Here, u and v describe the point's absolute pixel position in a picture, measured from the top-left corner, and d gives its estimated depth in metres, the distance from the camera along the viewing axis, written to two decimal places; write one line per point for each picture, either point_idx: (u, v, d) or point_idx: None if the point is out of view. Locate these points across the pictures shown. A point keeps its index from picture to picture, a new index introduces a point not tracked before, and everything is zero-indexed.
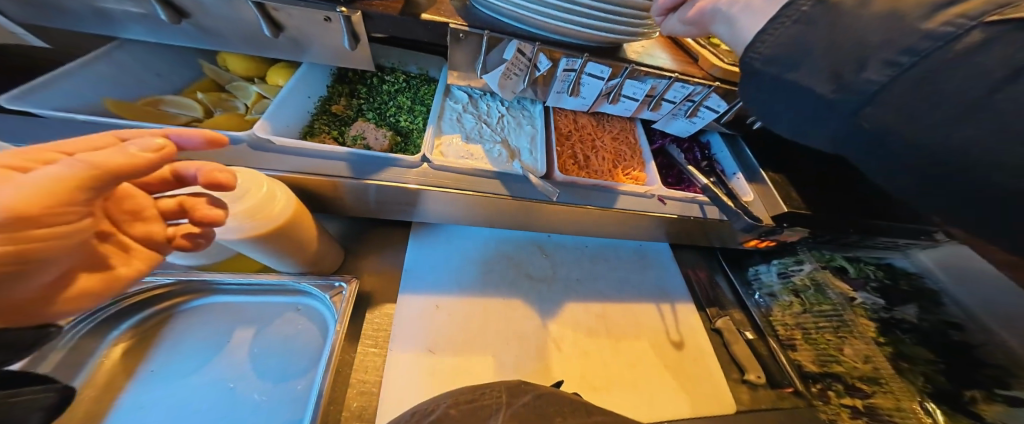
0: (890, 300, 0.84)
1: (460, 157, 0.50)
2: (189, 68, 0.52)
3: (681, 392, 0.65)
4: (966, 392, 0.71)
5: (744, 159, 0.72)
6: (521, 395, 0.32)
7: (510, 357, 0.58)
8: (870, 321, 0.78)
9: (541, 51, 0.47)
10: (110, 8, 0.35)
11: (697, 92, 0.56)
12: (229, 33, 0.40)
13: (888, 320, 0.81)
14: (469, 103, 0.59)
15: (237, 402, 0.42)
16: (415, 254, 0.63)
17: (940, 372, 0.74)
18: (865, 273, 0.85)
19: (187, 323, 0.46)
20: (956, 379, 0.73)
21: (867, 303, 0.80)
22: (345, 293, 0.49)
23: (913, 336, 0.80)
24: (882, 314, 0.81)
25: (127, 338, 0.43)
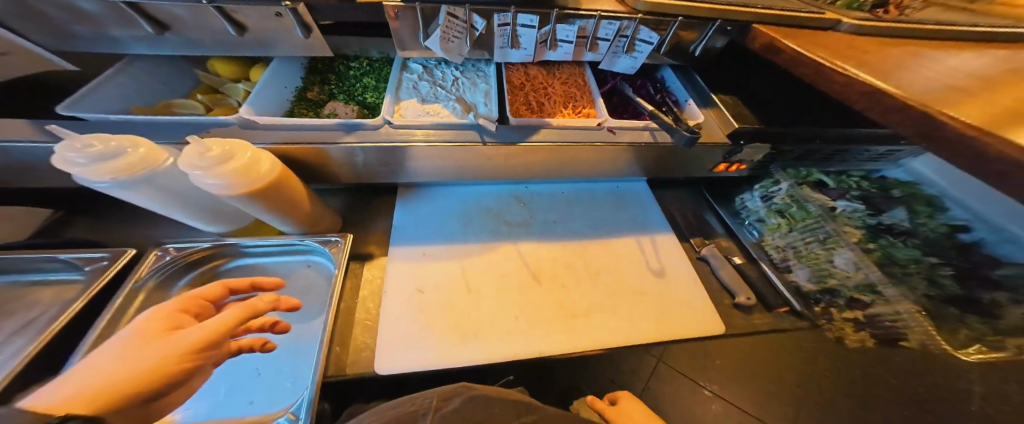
0: (875, 207, 0.78)
1: (419, 115, 0.58)
2: (186, 76, 0.61)
3: (662, 315, 0.66)
4: (983, 295, 0.64)
5: (697, 86, 0.75)
6: (454, 399, 0.45)
7: (493, 292, 0.64)
8: (854, 229, 0.72)
9: (473, 11, 0.53)
10: (116, 30, 0.45)
11: (626, 27, 0.60)
12: (204, 37, 0.49)
13: (890, 228, 0.74)
14: (424, 73, 0.66)
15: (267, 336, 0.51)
16: (404, 215, 0.71)
17: (949, 277, 0.67)
18: (855, 186, 0.82)
19: (225, 282, 0.55)
20: (966, 282, 0.67)
21: (848, 210, 0.75)
22: (342, 245, 0.58)
23: (908, 239, 0.73)
24: (868, 221, 0.74)
25: (183, 294, 0.52)
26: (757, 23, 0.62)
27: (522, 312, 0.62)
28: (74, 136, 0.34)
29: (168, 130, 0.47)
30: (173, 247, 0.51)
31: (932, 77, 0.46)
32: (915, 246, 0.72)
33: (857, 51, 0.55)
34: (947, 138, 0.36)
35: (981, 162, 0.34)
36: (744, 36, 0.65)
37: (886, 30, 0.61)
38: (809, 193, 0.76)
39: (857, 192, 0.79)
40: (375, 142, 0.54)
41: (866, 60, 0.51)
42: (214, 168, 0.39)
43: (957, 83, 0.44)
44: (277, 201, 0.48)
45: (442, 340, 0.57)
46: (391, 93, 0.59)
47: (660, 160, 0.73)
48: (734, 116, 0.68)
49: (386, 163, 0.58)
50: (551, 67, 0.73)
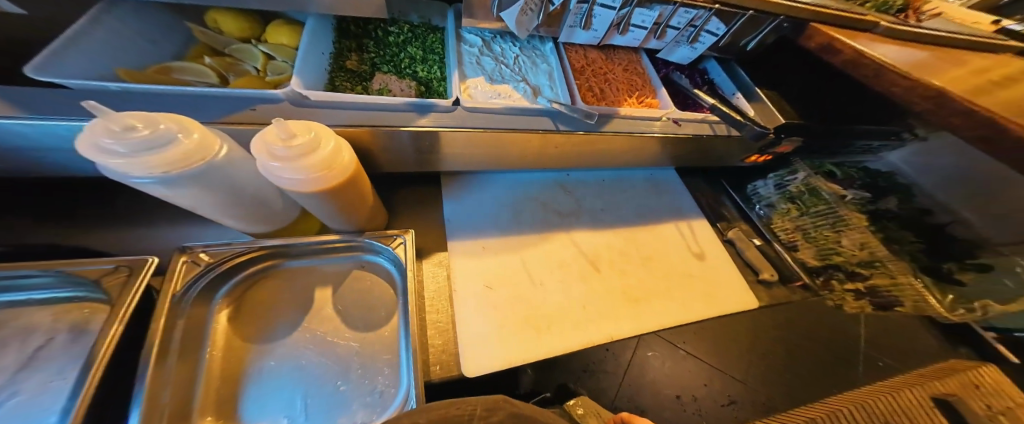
0: (874, 194, 0.86)
1: (489, 98, 0.51)
2: (178, 32, 0.45)
3: (705, 297, 0.69)
4: (944, 266, 0.78)
5: (740, 80, 0.70)
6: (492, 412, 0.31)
7: (556, 282, 0.63)
8: (862, 216, 0.79)
9: None
10: None
11: (698, 17, 0.55)
12: None
13: (881, 211, 0.83)
14: (483, 46, 0.58)
15: (337, 348, 0.46)
16: (453, 206, 0.65)
17: (922, 251, 0.80)
18: (857, 175, 0.88)
19: (274, 288, 0.48)
20: (936, 256, 0.80)
21: (856, 198, 0.81)
22: (405, 242, 0.51)
23: (896, 222, 0.84)
24: (869, 207, 0.83)
25: (226, 305, 0.44)
26: (813, 22, 0.57)
27: (586, 300, 0.63)
28: (110, 114, 0.25)
29: (198, 107, 0.36)
30: (204, 252, 0.41)
31: (975, 79, 0.49)
32: (898, 224, 0.83)
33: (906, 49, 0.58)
34: (1007, 140, 0.39)
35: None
36: (796, 34, 0.60)
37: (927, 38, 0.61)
38: (821, 181, 0.80)
39: (859, 179, 0.87)
40: (445, 126, 0.48)
41: (919, 60, 0.53)
42: (295, 159, 0.31)
43: (1002, 88, 0.47)
44: (349, 197, 0.41)
45: (517, 335, 0.55)
46: (452, 68, 0.51)
47: (706, 150, 0.74)
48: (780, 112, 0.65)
49: (454, 148, 0.53)
50: (610, 49, 0.68)
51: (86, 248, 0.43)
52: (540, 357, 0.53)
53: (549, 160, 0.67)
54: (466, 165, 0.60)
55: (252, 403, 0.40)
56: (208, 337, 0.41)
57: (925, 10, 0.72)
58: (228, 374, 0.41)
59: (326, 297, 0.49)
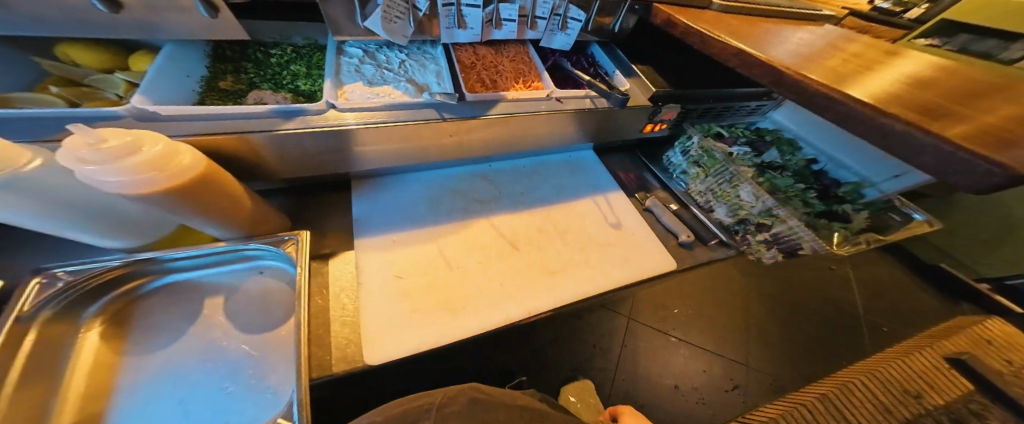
0: (758, 149, 0.83)
1: (367, 98, 0.55)
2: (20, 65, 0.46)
3: (623, 262, 0.70)
4: (840, 209, 0.75)
5: (620, 59, 0.80)
6: (454, 399, 0.50)
7: (473, 265, 0.65)
8: (747, 168, 0.76)
9: None
10: None
11: (558, 5, 0.66)
12: (66, 17, 0.37)
13: (772, 163, 0.81)
14: (366, 56, 0.63)
15: (219, 350, 0.47)
16: (362, 207, 0.67)
17: (815, 196, 0.76)
18: (751, 137, 0.88)
19: (154, 302, 0.50)
20: (829, 200, 0.77)
21: (742, 154, 0.81)
22: (298, 243, 0.53)
23: (783, 173, 0.79)
24: (755, 160, 0.80)
25: (99, 321, 0.46)
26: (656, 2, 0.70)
27: (503, 278, 0.65)
28: None
29: (32, 129, 0.39)
30: (64, 271, 0.44)
31: (779, 41, 0.59)
32: (790, 177, 0.78)
33: (734, 19, 0.68)
34: (788, 79, 0.47)
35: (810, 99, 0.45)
36: (647, 14, 0.72)
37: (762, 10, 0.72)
38: (713, 142, 0.82)
39: (753, 131, 0.91)
40: (324, 127, 0.50)
41: (739, 29, 0.63)
42: (97, 168, 0.31)
43: (799, 47, 0.57)
44: (200, 202, 0.42)
45: (428, 317, 0.56)
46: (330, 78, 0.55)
47: (608, 124, 0.79)
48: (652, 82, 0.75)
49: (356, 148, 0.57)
50: (498, 45, 0.75)
51: None
52: (450, 339, 0.54)
53: (450, 152, 0.69)
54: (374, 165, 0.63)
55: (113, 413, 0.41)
56: (73, 354, 0.44)
57: None
58: (93, 387, 0.42)
59: (218, 305, 0.51)
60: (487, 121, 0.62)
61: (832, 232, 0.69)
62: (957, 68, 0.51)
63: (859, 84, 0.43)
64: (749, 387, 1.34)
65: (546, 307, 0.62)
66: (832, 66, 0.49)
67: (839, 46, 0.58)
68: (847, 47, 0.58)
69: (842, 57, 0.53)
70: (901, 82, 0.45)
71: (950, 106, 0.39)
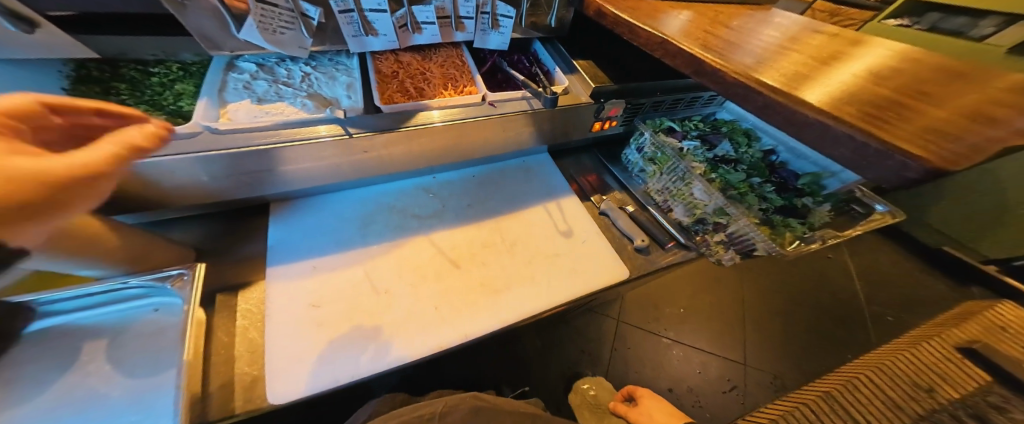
0: (710, 143, 0.81)
1: (253, 117, 0.52)
2: None
3: (572, 273, 0.67)
4: (799, 202, 0.72)
5: (562, 55, 0.77)
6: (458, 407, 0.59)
7: (407, 287, 0.59)
8: (698, 164, 0.74)
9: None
10: None
11: (483, 2, 0.62)
12: None
13: (727, 157, 0.78)
14: (259, 71, 0.60)
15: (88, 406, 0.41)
16: (279, 233, 0.61)
17: (772, 190, 0.74)
18: (708, 130, 0.84)
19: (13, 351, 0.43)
20: (790, 193, 0.74)
21: (692, 148, 0.77)
22: (190, 277, 0.49)
23: (738, 168, 0.76)
24: (708, 156, 0.77)
25: None
26: None
27: (441, 300, 0.59)
28: None
29: None
30: None
31: (713, 32, 0.57)
32: (745, 171, 0.76)
33: (668, 11, 0.66)
34: (711, 72, 0.46)
35: (733, 93, 0.43)
36: (581, 6, 0.70)
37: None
38: (665, 137, 0.79)
39: (712, 124, 0.87)
40: (190, 153, 0.46)
41: (674, 21, 0.61)
42: None
43: (733, 37, 0.55)
44: (48, 250, 0.37)
45: (349, 347, 0.51)
46: (210, 97, 0.52)
47: (558, 123, 0.75)
48: (593, 79, 0.72)
49: (255, 170, 0.54)
50: (432, 50, 0.73)
51: None
52: (376, 372, 0.50)
53: (376, 165, 0.64)
54: (292, 182, 0.60)
55: None
56: None
57: None
58: None
59: (98, 347, 0.46)
60: (395, 135, 0.59)
61: (788, 229, 0.67)
62: (888, 50, 0.49)
63: (779, 75, 0.41)
64: (748, 387, 1.29)
65: (483, 332, 0.57)
66: (760, 56, 0.47)
67: (773, 34, 0.56)
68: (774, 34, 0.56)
69: (775, 46, 0.51)
70: (828, 71, 0.43)
71: (870, 94, 0.37)
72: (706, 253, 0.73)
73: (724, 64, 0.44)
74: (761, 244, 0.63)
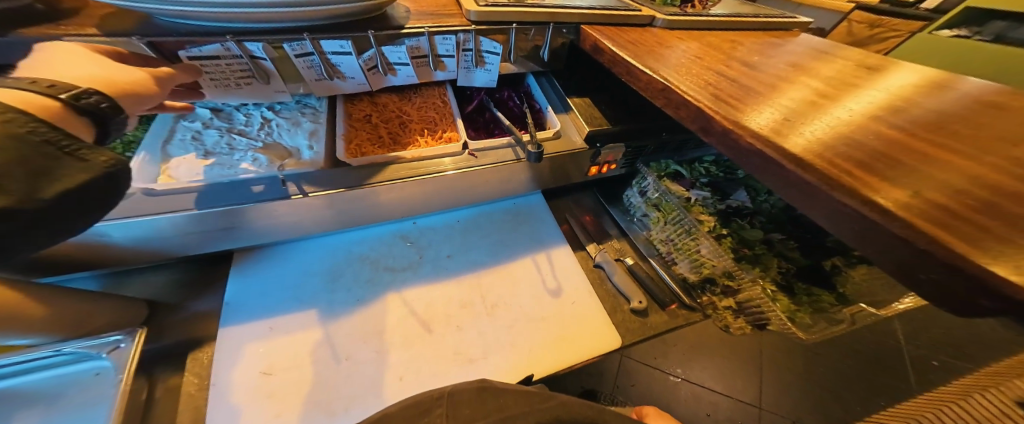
0: (722, 191, 0.73)
1: (194, 174, 0.50)
2: None
3: (561, 339, 0.60)
4: (826, 262, 0.63)
5: (556, 91, 0.71)
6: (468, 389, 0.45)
7: (369, 352, 0.53)
8: (708, 218, 0.66)
9: (243, 44, 0.45)
10: None
11: (465, 40, 0.57)
12: None
13: (742, 209, 0.70)
14: (215, 117, 0.60)
15: None
16: (237, 287, 0.57)
17: (796, 249, 0.65)
18: (719, 177, 0.76)
19: None
20: (814, 251, 0.65)
21: (702, 198, 0.69)
22: (128, 346, 0.44)
23: (753, 221, 0.69)
24: (718, 207, 0.69)
25: None
26: (583, 24, 0.62)
27: (407, 370, 0.52)
28: None
29: None
30: None
31: (726, 70, 0.47)
32: (761, 225, 0.68)
33: (674, 43, 0.59)
34: (716, 131, 0.36)
35: (746, 157, 0.33)
36: (578, 38, 0.64)
37: (695, 24, 0.66)
38: (670, 184, 0.70)
39: (726, 166, 0.78)
40: (143, 215, 0.45)
41: (679, 57, 0.52)
42: None
43: (751, 76, 0.45)
44: None
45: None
46: (150, 152, 0.52)
47: (553, 167, 0.68)
48: (587, 120, 0.65)
49: (216, 228, 0.51)
50: (413, 89, 0.70)
51: None
52: None
53: (353, 216, 0.60)
54: (263, 236, 0.57)
55: None
56: None
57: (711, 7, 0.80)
58: None
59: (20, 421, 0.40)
60: (368, 189, 0.55)
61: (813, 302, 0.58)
62: (961, 86, 0.39)
63: (829, 133, 0.31)
64: None
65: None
66: (789, 105, 0.37)
67: (807, 66, 0.47)
68: (811, 66, 0.47)
69: (806, 87, 0.40)
70: (896, 122, 0.33)
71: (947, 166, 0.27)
72: (714, 318, 0.65)
73: (736, 121, 0.34)
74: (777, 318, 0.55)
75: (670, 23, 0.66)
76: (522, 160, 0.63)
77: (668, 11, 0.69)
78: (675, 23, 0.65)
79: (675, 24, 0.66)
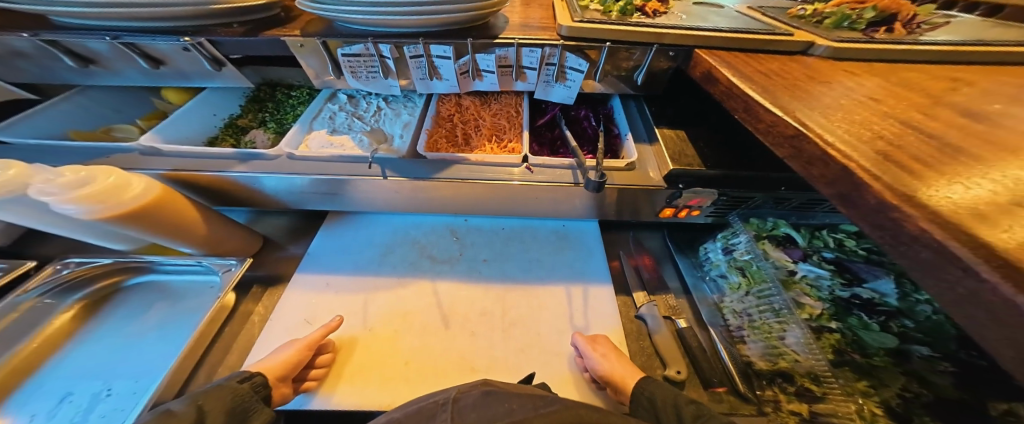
0: (851, 274, 0.53)
1: (322, 147, 0.63)
2: (142, 103, 0.83)
3: (568, 385, 0.53)
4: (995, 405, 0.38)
5: (644, 118, 0.64)
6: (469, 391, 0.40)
7: (386, 324, 0.59)
8: (812, 305, 0.50)
9: (378, 44, 0.54)
10: (121, 70, 0.62)
11: (550, 54, 0.56)
12: (170, 75, 0.64)
13: (876, 303, 0.49)
14: (348, 103, 0.76)
15: (132, 349, 0.53)
16: (322, 240, 0.70)
17: (950, 376, 0.42)
18: (855, 253, 0.55)
19: (126, 294, 0.61)
20: (985, 385, 0.41)
21: (812, 277, 0.52)
22: (236, 270, 0.58)
23: (889, 323, 0.48)
24: (838, 293, 0.51)
25: (78, 304, 0.58)
26: (698, 48, 0.53)
27: (414, 356, 0.55)
28: (53, 170, 0.46)
29: (72, 156, 0.63)
30: (71, 267, 0.58)
31: (920, 122, 0.32)
32: (900, 330, 0.47)
33: (827, 78, 0.45)
34: (864, 202, 0.24)
35: (906, 246, 0.21)
36: (687, 62, 0.56)
37: (873, 55, 0.50)
38: (772, 250, 0.54)
39: (874, 242, 0.55)
40: (282, 172, 0.60)
41: (840, 97, 0.39)
42: (59, 199, 0.43)
43: (974, 134, 0.29)
44: (162, 234, 0.54)
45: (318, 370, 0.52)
46: (302, 125, 0.68)
47: (621, 199, 0.61)
48: (673, 156, 0.56)
49: (325, 193, 0.63)
50: (500, 94, 0.72)
51: (69, 244, 0.65)
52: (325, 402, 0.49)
53: (405, 198, 0.64)
54: (354, 208, 0.69)
55: (18, 400, 0.46)
56: (39, 328, 0.54)
57: (918, 31, 0.59)
58: (24, 365, 0.50)
59: (165, 305, 0.59)
60: (436, 182, 0.59)
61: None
62: None
63: None
64: None
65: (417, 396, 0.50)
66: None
67: None
68: None
69: None
70: None
71: None
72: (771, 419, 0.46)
73: (911, 196, 0.21)
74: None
75: (839, 51, 0.51)
76: (581, 185, 0.59)
77: (841, 36, 0.54)
78: (846, 50, 0.50)
79: (846, 54, 0.51)
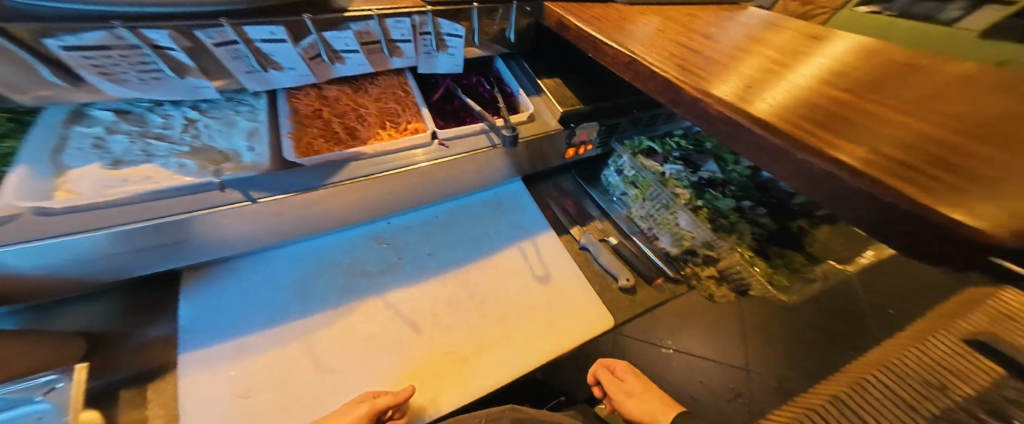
0: (694, 163, 0.75)
1: (104, 188, 0.42)
2: None
3: (552, 329, 0.59)
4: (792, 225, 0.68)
5: (525, 73, 0.69)
6: None
7: (349, 361, 0.50)
8: (682, 190, 0.68)
9: (133, 31, 0.36)
10: None
11: (421, 23, 0.53)
12: None
13: (713, 178, 0.72)
14: (121, 120, 0.52)
15: None
16: (196, 308, 0.51)
17: (765, 213, 0.69)
18: (689, 148, 0.78)
19: None
20: (781, 214, 0.69)
21: (675, 172, 0.71)
22: (70, 384, 0.37)
23: (727, 190, 0.71)
24: (693, 179, 0.71)
25: None
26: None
27: (401, 374, 0.50)
28: None
29: None
30: None
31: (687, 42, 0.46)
32: (733, 193, 0.70)
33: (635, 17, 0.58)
34: (687, 102, 0.33)
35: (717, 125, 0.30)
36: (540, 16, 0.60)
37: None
38: (643, 161, 0.71)
39: (695, 138, 0.80)
40: (54, 235, 0.37)
41: (644, 32, 0.51)
42: None
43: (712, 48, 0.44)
44: None
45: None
46: (34, 164, 0.42)
47: (530, 150, 0.66)
48: (559, 101, 0.64)
49: (159, 244, 0.44)
50: (373, 77, 0.65)
51: None
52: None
53: (302, 213, 0.53)
54: (221, 247, 0.51)
55: None
56: None
57: None
58: None
59: None
60: (353, 183, 0.52)
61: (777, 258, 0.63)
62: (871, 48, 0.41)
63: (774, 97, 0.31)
64: None
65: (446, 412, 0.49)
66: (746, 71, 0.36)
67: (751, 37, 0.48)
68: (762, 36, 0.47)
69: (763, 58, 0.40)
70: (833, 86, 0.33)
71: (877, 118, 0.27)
72: (700, 287, 0.67)
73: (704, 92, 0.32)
74: (751, 280, 0.61)
75: None
76: (498, 145, 0.61)
77: None
78: None
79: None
